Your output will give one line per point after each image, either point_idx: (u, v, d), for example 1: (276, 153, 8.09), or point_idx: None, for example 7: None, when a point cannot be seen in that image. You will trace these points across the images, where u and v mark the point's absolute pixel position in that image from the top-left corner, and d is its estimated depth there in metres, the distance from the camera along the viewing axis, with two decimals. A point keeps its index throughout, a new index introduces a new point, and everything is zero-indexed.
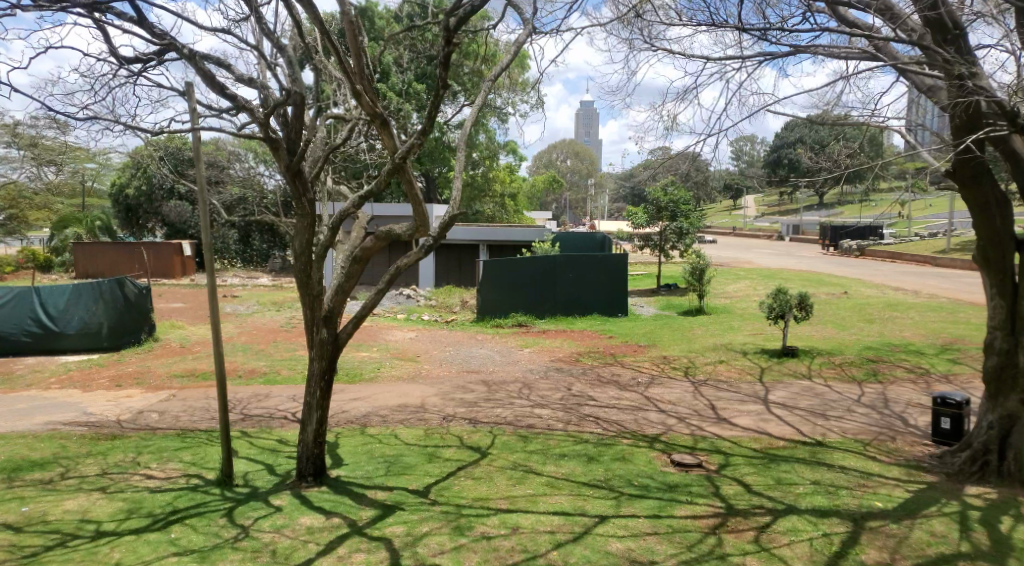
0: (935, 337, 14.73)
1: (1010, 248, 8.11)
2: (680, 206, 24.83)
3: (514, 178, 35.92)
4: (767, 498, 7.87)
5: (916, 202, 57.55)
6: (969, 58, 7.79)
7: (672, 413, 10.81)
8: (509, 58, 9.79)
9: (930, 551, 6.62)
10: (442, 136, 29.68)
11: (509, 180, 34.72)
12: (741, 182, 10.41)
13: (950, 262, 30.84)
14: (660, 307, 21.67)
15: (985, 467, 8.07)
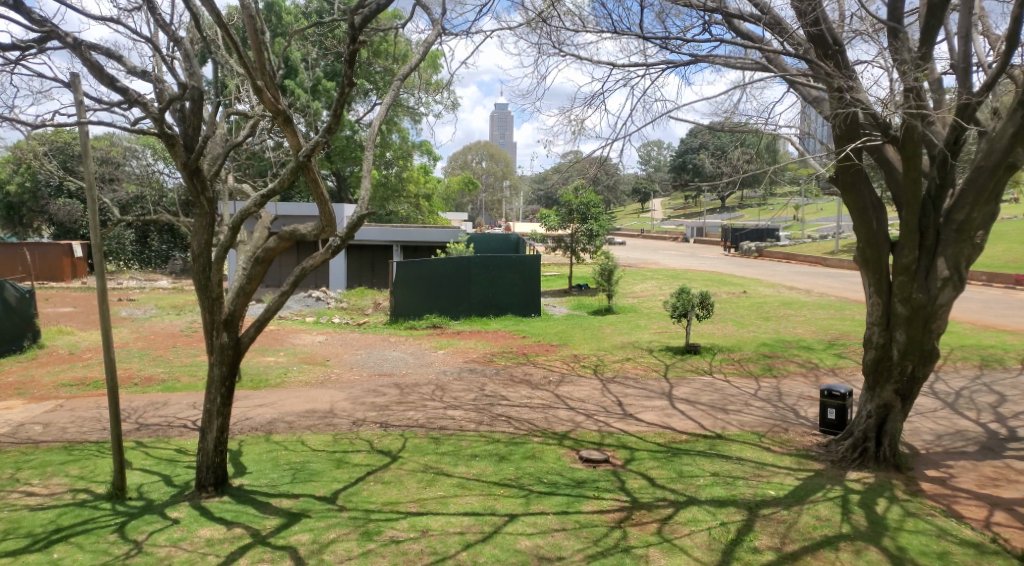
0: (823, 333, 15.68)
1: (885, 249, 8.76)
2: (591, 209, 25.41)
3: (429, 178, 35.75)
4: (670, 491, 8.16)
5: (809, 206, 61.18)
6: (847, 73, 8.37)
7: (581, 410, 11.04)
8: (418, 58, 9.72)
9: (816, 534, 7.05)
10: (354, 135, 29.18)
11: (423, 180, 34.53)
12: (648, 186, 10.72)
13: (839, 262, 32.90)
14: (573, 307, 22.09)
15: (865, 453, 8.72)
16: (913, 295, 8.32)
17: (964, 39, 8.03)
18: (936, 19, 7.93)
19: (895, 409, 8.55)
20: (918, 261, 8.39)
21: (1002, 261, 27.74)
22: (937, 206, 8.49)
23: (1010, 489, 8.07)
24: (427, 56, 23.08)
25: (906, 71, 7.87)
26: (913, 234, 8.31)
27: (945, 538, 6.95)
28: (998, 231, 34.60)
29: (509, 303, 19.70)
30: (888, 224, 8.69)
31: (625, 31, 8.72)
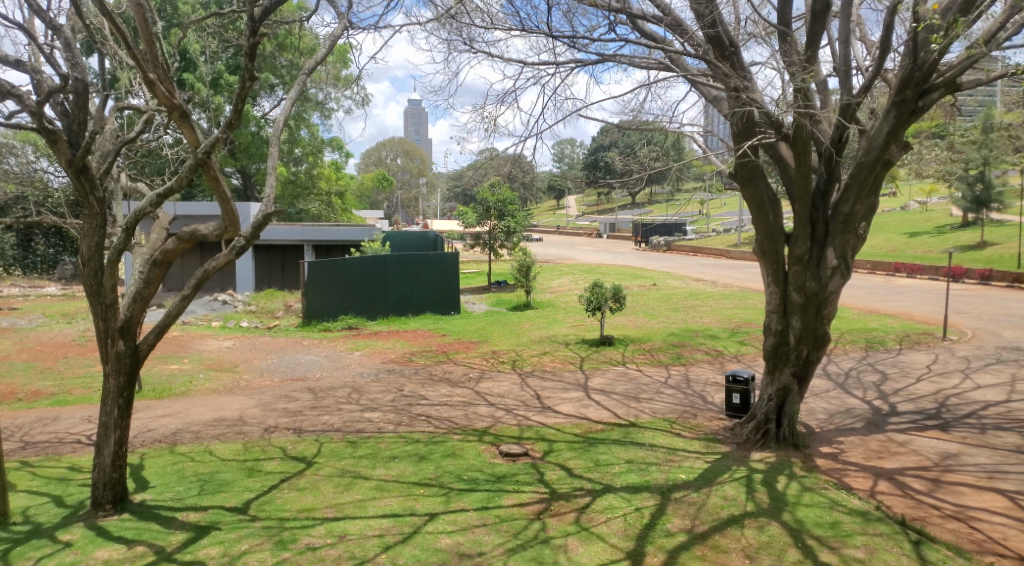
0: (728, 322, 16.44)
1: (781, 241, 9.28)
2: (507, 206, 25.54)
3: (340, 176, 34.92)
4: (587, 480, 8.36)
5: (713, 202, 63.91)
6: (743, 73, 8.79)
7: (501, 406, 11.12)
8: (323, 52, 9.42)
9: (723, 513, 7.41)
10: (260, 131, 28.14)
11: (335, 177, 33.67)
12: (561, 183, 10.84)
13: (741, 254, 34.56)
14: (491, 303, 22.20)
15: (766, 434, 9.21)
16: (806, 283, 8.88)
17: (844, 44, 8.63)
18: (820, 24, 8.48)
19: (792, 391, 9.09)
20: (810, 252, 8.97)
21: (884, 250, 29.97)
22: (825, 200, 9.11)
23: (892, 459, 8.76)
24: (335, 51, 22.49)
25: (795, 73, 8.39)
26: (805, 226, 8.88)
27: (837, 509, 7.46)
28: (880, 222, 37.36)
29: (426, 301, 19.58)
30: (783, 217, 9.21)
31: (534, 29, 8.82)
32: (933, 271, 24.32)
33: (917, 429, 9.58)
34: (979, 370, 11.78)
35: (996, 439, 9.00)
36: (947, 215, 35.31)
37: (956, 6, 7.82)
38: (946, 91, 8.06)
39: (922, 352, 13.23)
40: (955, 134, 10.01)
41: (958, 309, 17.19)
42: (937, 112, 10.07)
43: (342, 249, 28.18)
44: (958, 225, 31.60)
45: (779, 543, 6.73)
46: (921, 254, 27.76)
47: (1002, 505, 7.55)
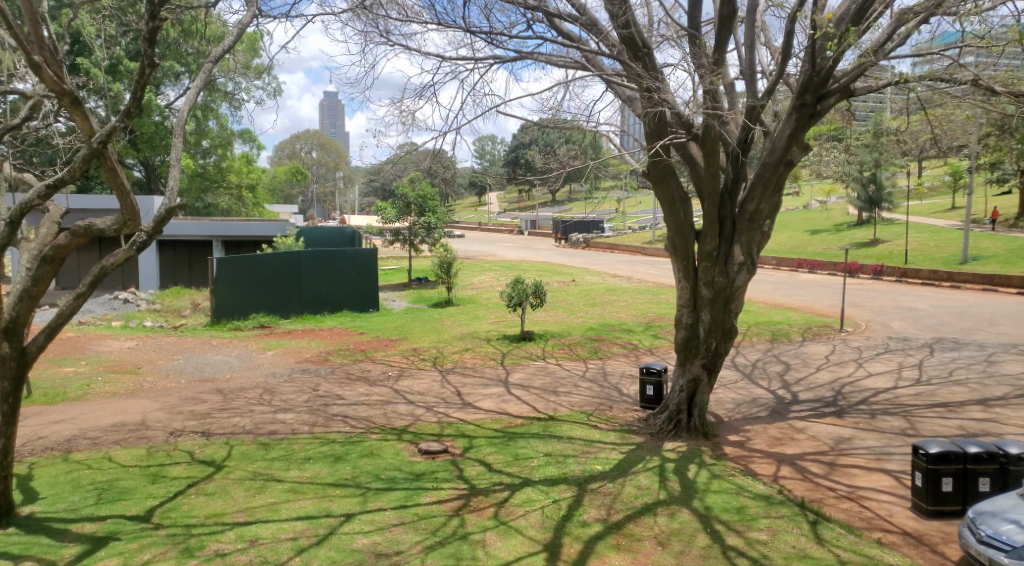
0: (643, 316, 16.90)
1: (691, 238, 9.62)
2: (427, 201, 25.33)
3: (252, 169, 33.71)
4: (505, 475, 8.41)
5: (630, 199, 65.58)
6: (655, 74, 9.04)
7: (420, 403, 11.03)
8: (230, 40, 8.99)
9: (637, 502, 7.62)
10: (164, 121, 26.78)
11: (246, 170, 32.49)
12: (480, 180, 10.80)
13: (657, 251, 35.64)
14: (412, 300, 21.98)
15: (678, 424, 9.54)
16: (715, 279, 9.25)
17: (749, 49, 9.04)
18: (727, 29, 8.85)
19: (702, 382, 9.45)
20: (718, 248, 9.33)
21: (787, 246, 31.57)
22: (732, 198, 9.51)
23: (792, 445, 9.23)
24: (245, 39, 21.72)
25: (704, 75, 8.70)
26: (714, 223, 9.23)
27: (743, 494, 7.81)
28: (785, 220, 39.29)
29: (344, 299, 19.22)
30: (693, 215, 9.54)
31: (450, 24, 8.77)
32: (831, 267, 25.80)
33: (815, 416, 10.14)
34: (871, 359, 12.59)
35: (885, 423, 9.65)
36: (843, 213, 37.54)
37: (849, 17, 8.36)
38: (841, 96, 8.60)
39: (822, 343, 14.02)
40: (850, 138, 10.58)
41: (853, 303, 18.30)
42: (833, 117, 10.69)
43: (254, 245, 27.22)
44: (854, 223, 33.69)
45: (689, 529, 6.98)
46: (821, 250, 29.43)
47: (888, 484, 8.12)
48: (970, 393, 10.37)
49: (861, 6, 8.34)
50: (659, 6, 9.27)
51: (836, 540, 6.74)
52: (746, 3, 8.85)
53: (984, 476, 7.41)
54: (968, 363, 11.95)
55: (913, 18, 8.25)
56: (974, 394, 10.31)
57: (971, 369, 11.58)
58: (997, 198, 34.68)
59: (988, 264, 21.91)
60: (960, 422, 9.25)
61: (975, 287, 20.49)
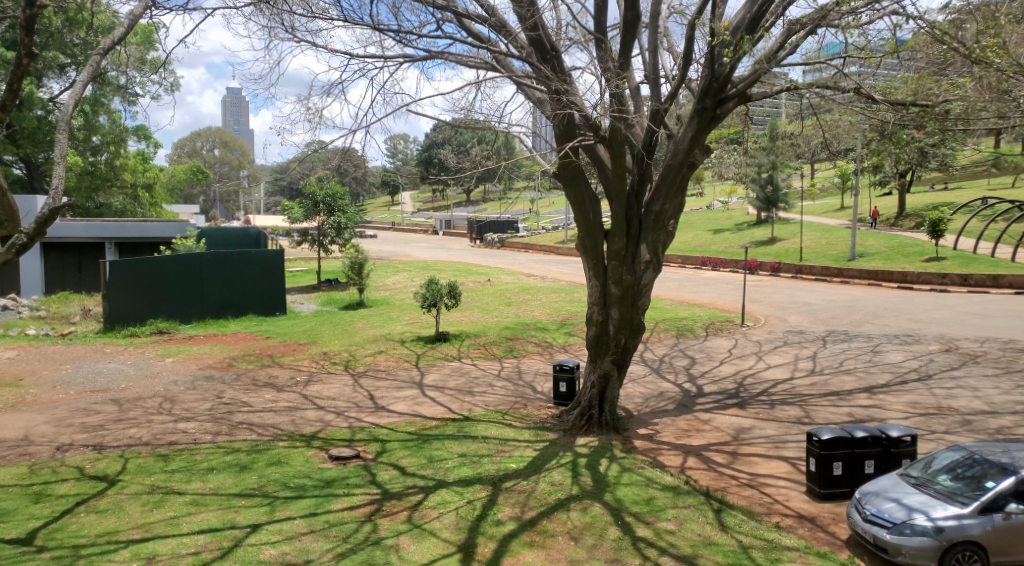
0: (556, 315, 17.16)
1: (601, 238, 9.83)
2: (337, 200, 24.81)
3: (148, 167, 32.04)
4: (420, 477, 8.33)
5: (545, 200, 66.54)
6: (563, 77, 9.17)
7: (330, 409, 10.77)
8: (121, 32, 8.45)
9: (551, 498, 7.71)
10: (48, 115, 25.02)
11: (141, 168, 30.82)
12: (390, 179, 10.62)
13: (571, 250, 36.25)
14: (323, 303, 21.48)
15: (590, 419, 9.74)
16: (623, 277, 9.52)
17: (652, 54, 9.31)
18: (631, 34, 9.08)
19: (612, 377, 9.71)
20: (626, 247, 9.59)
21: (693, 245, 32.80)
22: (639, 199, 9.79)
23: (698, 437, 9.58)
24: (138, 30, 20.61)
25: (610, 79, 8.90)
26: (622, 223, 9.48)
27: (652, 486, 8.04)
28: (691, 220, 40.85)
29: (249, 302, 18.62)
30: (602, 215, 9.75)
31: (357, 22, 8.61)
32: (733, 265, 26.99)
33: (719, 408, 10.57)
34: (769, 352, 13.25)
35: (783, 412, 10.17)
36: (744, 213, 39.39)
37: (743, 26, 8.76)
38: (738, 101, 9.01)
39: (724, 337, 14.64)
40: (748, 141, 11.07)
41: (753, 298, 19.23)
42: (732, 120, 11.16)
43: (151, 246, 25.92)
44: (753, 223, 35.39)
45: (601, 522, 7.12)
46: (723, 249, 30.76)
47: (785, 470, 8.56)
48: (857, 382, 11.07)
49: (755, 16, 8.76)
50: (567, 10, 9.40)
51: (738, 527, 7.03)
52: (649, 9, 9.11)
53: (869, 458, 7.93)
54: (856, 354, 12.76)
55: (801, 28, 8.74)
56: (861, 382, 11.01)
57: (858, 359, 12.37)
58: (880, 199, 37.27)
59: (873, 260, 23.52)
60: (849, 409, 9.86)
61: (861, 281, 21.93)
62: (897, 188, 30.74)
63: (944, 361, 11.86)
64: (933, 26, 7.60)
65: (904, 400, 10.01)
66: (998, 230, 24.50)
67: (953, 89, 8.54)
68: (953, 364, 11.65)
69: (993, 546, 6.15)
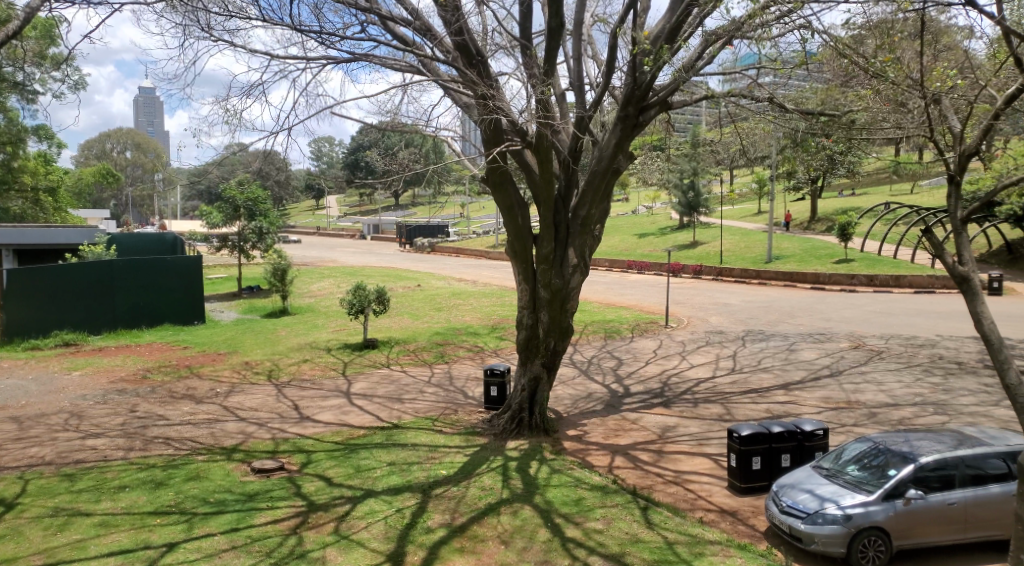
0: (487, 319, 17.18)
1: (529, 242, 9.91)
2: (258, 205, 24.13)
3: (51, 169, 30.25)
4: (347, 488, 8.16)
5: (474, 205, 66.62)
6: (489, 81, 9.20)
7: (253, 420, 10.43)
8: (16, 25, 7.94)
9: (481, 503, 7.69)
10: None
11: (43, 171, 29.07)
12: (315, 182, 10.36)
13: (501, 254, 36.42)
14: (244, 310, 20.81)
15: (520, 423, 9.79)
16: (552, 281, 9.62)
17: (577, 61, 9.46)
18: (555, 41, 9.21)
19: (542, 381, 9.80)
20: (554, 252, 9.71)
21: (620, 249, 33.47)
22: (566, 204, 9.93)
23: (625, 436, 9.76)
24: (36, 24, 19.45)
25: (536, 85, 8.99)
26: (550, 228, 9.59)
27: (581, 486, 8.14)
28: (618, 224, 41.76)
29: (164, 310, 17.87)
30: (531, 220, 9.84)
31: (276, 22, 8.38)
32: (658, 268, 27.70)
33: (645, 407, 10.81)
34: (693, 352, 13.66)
35: (705, 410, 10.50)
36: (668, 218, 40.57)
37: (663, 36, 9.02)
38: (660, 109, 9.28)
39: (650, 338, 15.00)
40: (671, 148, 11.39)
41: (676, 300, 19.79)
42: (655, 127, 11.44)
43: (56, 254, 24.48)
44: (676, 227, 36.48)
45: (530, 525, 7.16)
46: (648, 252, 31.57)
47: (708, 466, 8.84)
48: (775, 379, 11.53)
49: (674, 26, 9.04)
50: (492, 15, 9.46)
51: (664, 523, 7.19)
52: (572, 17, 9.26)
53: (785, 452, 8.27)
54: (773, 352, 13.31)
55: (717, 39, 9.07)
56: (778, 379, 11.49)
57: (775, 357, 12.89)
58: (794, 204, 39.04)
59: (788, 262, 24.63)
60: (767, 406, 10.26)
61: (778, 283, 22.90)
62: (810, 194, 32.35)
63: (854, 358, 12.52)
64: (836, 40, 7.95)
65: (817, 396, 10.50)
66: (900, 232, 26.07)
67: (857, 99, 8.99)
68: (862, 360, 12.30)
69: (895, 531, 6.54)
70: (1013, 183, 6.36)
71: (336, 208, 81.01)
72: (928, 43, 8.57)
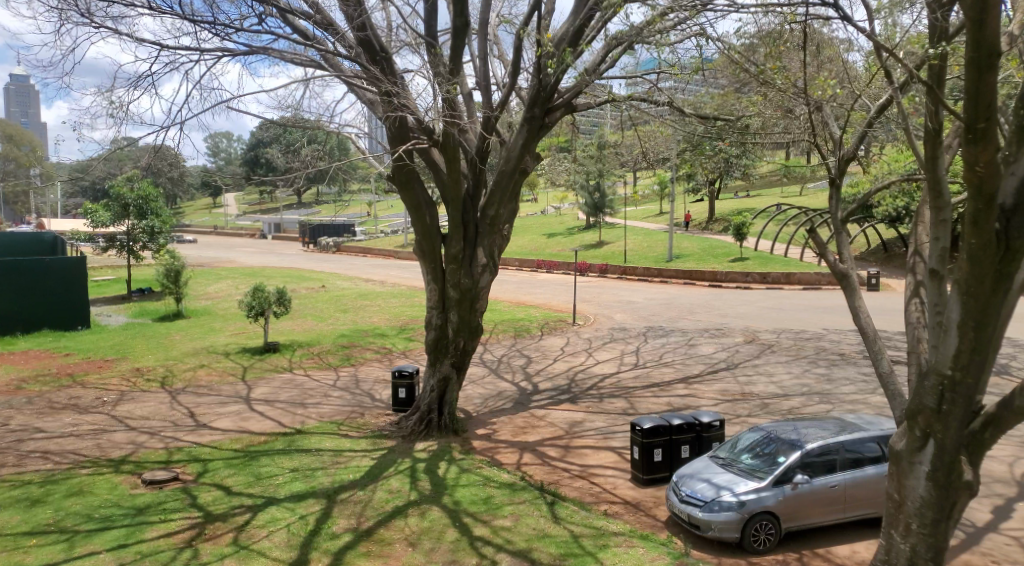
0: (395, 320, 16.99)
1: (438, 241, 9.85)
2: (149, 203, 22.94)
3: None
4: (247, 496, 7.87)
5: (383, 204, 65.80)
6: (395, 78, 9.08)
7: (143, 429, 9.88)
8: None
9: (388, 507, 7.58)
10: None
11: None
12: (210, 179, 9.89)
13: (409, 254, 36.13)
14: (134, 314, 19.70)
15: (429, 424, 9.73)
16: (461, 281, 9.62)
17: (482, 61, 9.48)
18: (461, 40, 9.19)
19: (451, 381, 9.78)
20: (463, 251, 9.69)
21: (530, 249, 33.85)
22: (475, 203, 9.91)
23: (533, 433, 9.88)
24: None
25: (442, 84, 8.93)
26: (459, 227, 9.54)
27: (489, 485, 8.17)
28: (528, 224, 42.29)
29: (42, 314, 16.69)
30: (439, 220, 9.77)
31: (166, 11, 7.91)
32: (565, 267, 28.20)
33: (553, 404, 10.98)
34: (599, 349, 13.99)
35: (610, 405, 10.78)
36: (575, 218, 41.46)
37: (567, 39, 9.18)
38: (565, 111, 9.43)
39: (557, 336, 15.25)
40: (578, 149, 11.62)
41: (582, 298, 20.22)
42: (561, 128, 11.61)
43: None
44: (583, 227, 37.27)
45: (438, 525, 7.12)
46: (556, 252, 32.14)
47: (613, 459, 9.07)
48: (675, 373, 11.97)
49: (577, 29, 9.20)
50: (396, 12, 9.33)
51: (570, 517, 7.31)
52: (477, 17, 9.27)
53: (685, 444, 8.58)
54: (674, 347, 13.83)
55: (619, 44, 9.29)
56: (679, 373, 11.95)
57: (676, 352, 13.40)
58: (694, 204, 40.74)
59: (689, 261, 25.65)
60: (668, 399, 10.63)
61: (679, 281, 23.80)
62: (709, 196, 33.87)
63: (747, 351, 13.18)
64: (728, 48, 8.22)
65: (714, 388, 10.98)
66: (790, 232, 27.66)
67: (750, 106, 9.42)
68: (755, 353, 12.96)
69: (784, 514, 6.92)
70: (884, 187, 6.77)
71: (237, 205, 77.65)
72: (811, 54, 9.09)
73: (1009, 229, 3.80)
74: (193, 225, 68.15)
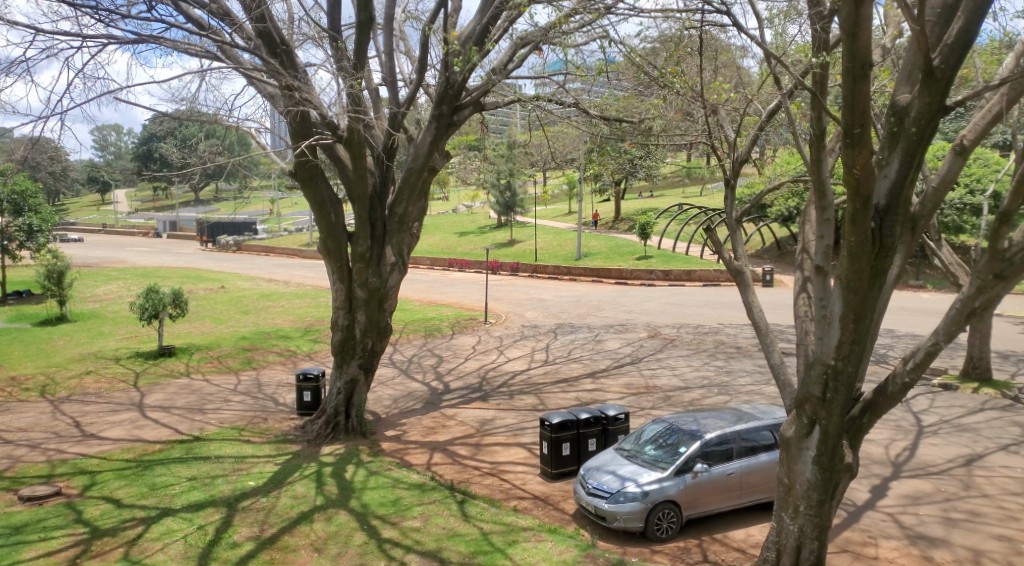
0: (300, 322, 16.52)
1: (343, 240, 9.65)
2: (26, 199, 21.45)
3: None
4: (139, 508, 7.45)
5: (291, 202, 63.91)
6: (296, 72, 8.83)
7: (22, 442, 9.19)
8: None
9: (293, 513, 7.37)
10: None
11: None
12: (95, 173, 9.23)
13: (315, 254, 35.23)
14: (9, 319, 18.27)
15: (336, 427, 9.54)
16: (368, 279, 9.46)
17: (388, 57, 9.34)
18: (366, 35, 9.03)
19: (360, 382, 9.62)
20: (371, 250, 9.52)
21: (443, 248, 33.74)
22: (382, 201, 9.81)
23: (444, 432, 9.85)
24: None
25: (345, 79, 8.75)
26: (365, 225, 9.37)
27: (398, 486, 8.08)
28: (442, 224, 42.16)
29: None
30: (344, 217, 9.57)
31: None
32: (478, 266, 28.23)
33: (464, 402, 10.98)
34: (509, 346, 14.10)
35: (520, 401, 10.88)
36: (488, 216, 41.65)
37: (474, 38, 9.17)
38: (473, 109, 9.42)
39: (467, 335, 15.26)
40: (488, 148, 11.66)
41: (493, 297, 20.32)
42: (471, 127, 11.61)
43: None
44: (495, 226, 37.46)
45: (346, 529, 6.98)
46: (468, 251, 32.14)
47: (523, 456, 9.16)
48: (583, 369, 12.23)
49: (483, 28, 9.21)
50: (299, 4, 9.06)
51: (479, 515, 7.32)
52: (383, 12, 9.13)
53: (591, 437, 8.77)
54: (582, 343, 14.11)
55: (527, 45, 9.37)
56: (586, 369, 12.21)
57: (583, 348, 13.67)
58: (602, 204, 41.79)
59: (596, 259, 26.24)
60: (576, 394, 10.85)
61: (587, 279, 24.30)
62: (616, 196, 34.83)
63: (651, 346, 13.62)
64: (630, 52, 8.43)
65: (619, 383, 11.28)
66: (694, 231, 28.82)
67: (651, 108, 9.70)
68: (658, 348, 13.40)
69: (684, 502, 7.18)
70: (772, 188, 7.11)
71: (134, 203, 73.37)
72: (708, 59, 9.43)
73: (882, 228, 4.08)
74: (83, 224, 63.89)
